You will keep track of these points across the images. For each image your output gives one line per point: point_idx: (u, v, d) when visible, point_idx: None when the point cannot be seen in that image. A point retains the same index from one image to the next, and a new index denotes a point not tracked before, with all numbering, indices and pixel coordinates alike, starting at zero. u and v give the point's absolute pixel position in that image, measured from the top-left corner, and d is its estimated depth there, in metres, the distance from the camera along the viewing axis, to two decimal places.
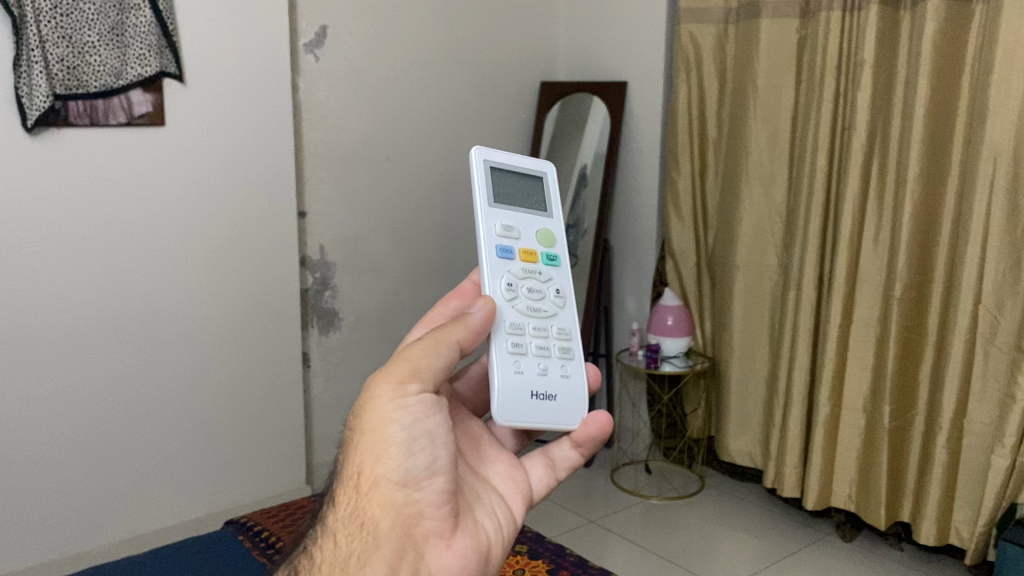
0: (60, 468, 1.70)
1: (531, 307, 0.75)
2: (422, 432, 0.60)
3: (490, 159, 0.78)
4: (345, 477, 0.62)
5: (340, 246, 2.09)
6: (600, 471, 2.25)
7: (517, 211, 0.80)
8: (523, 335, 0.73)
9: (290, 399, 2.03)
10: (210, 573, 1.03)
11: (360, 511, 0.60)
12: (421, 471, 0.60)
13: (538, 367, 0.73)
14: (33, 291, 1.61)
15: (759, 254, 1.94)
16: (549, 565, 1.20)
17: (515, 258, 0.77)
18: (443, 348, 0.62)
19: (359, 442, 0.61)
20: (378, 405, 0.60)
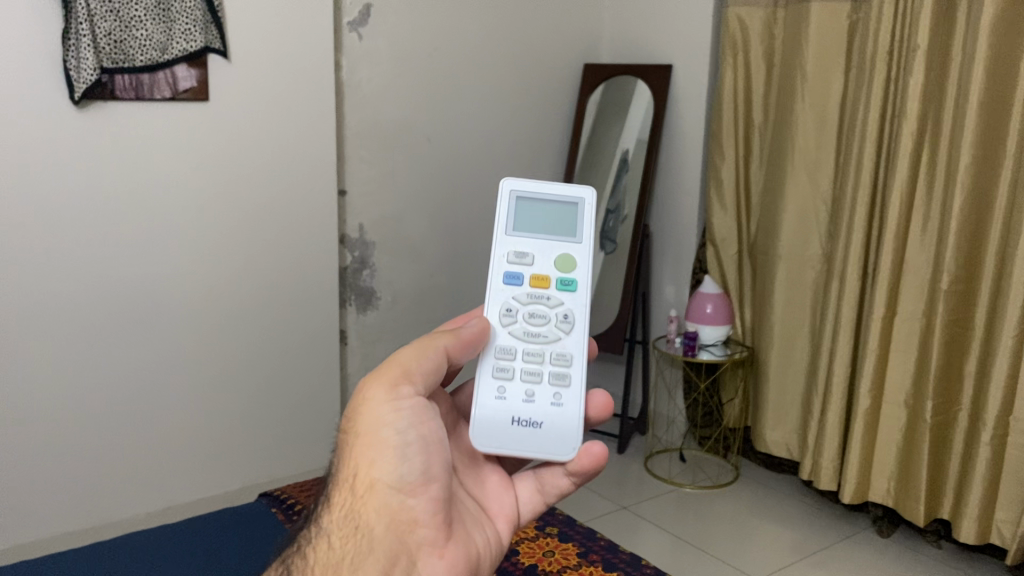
0: (101, 435, 1.73)
1: (528, 333, 0.77)
2: (416, 440, 0.66)
3: (519, 189, 0.81)
4: (341, 482, 0.66)
5: (379, 225, 2.09)
6: (633, 458, 2.24)
7: (541, 236, 0.81)
8: (513, 360, 0.76)
9: (326, 375, 2.04)
10: (242, 544, 1.04)
11: (357, 514, 0.64)
12: (416, 478, 0.65)
13: (523, 394, 0.75)
14: (78, 262, 1.64)
15: (803, 242, 1.90)
16: (579, 548, 1.19)
17: (523, 284, 0.79)
18: (432, 353, 0.69)
19: (355, 446, 0.66)
20: (374, 407, 0.66)
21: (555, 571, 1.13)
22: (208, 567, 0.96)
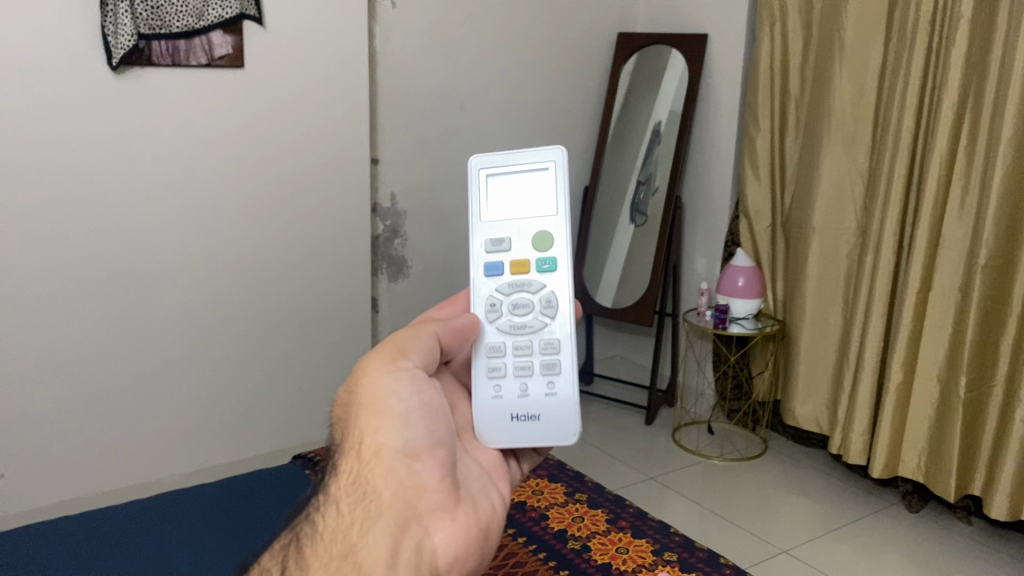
0: (137, 398, 1.77)
1: (515, 325, 0.76)
2: (419, 407, 0.64)
3: (489, 169, 0.80)
4: (343, 451, 0.63)
5: (411, 195, 2.10)
6: (661, 430, 2.24)
7: (516, 217, 0.80)
8: (504, 356, 0.75)
9: (357, 343, 2.06)
10: (278, 502, 1.06)
11: (364, 479, 0.61)
12: (421, 443, 0.63)
13: (518, 388, 0.74)
14: (116, 227, 1.66)
15: (838, 215, 1.89)
16: (608, 515, 1.20)
17: (504, 272, 0.79)
18: (424, 334, 0.69)
19: (356, 416, 0.63)
20: (375, 378, 0.64)
21: (584, 536, 1.14)
22: (242, 526, 0.98)
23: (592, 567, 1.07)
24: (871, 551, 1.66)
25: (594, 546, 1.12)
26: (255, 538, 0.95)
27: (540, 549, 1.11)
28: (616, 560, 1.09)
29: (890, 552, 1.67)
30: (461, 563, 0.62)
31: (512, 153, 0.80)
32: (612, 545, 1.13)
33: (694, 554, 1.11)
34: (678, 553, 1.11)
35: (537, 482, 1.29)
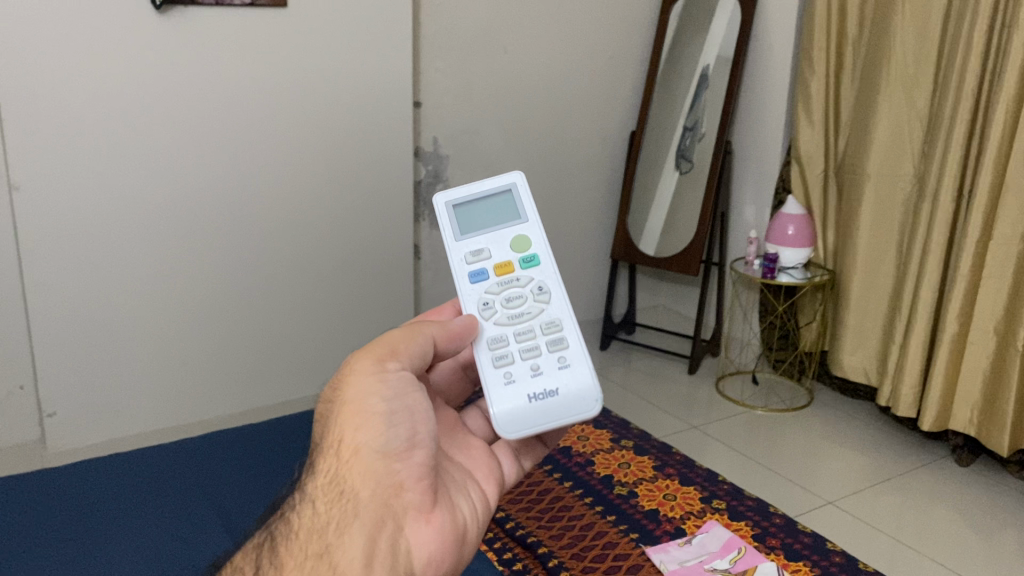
0: (185, 338, 1.79)
1: (512, 315, 0.71)
2: (403, 407, 0.62)
3: (452, 198, 0.76)
4: (320, 449, 0.61)
5: (454, 139, 2.08)
6: (704, 380, 2.22)
7: (490, 231, 0.76)
8: (508, 344, 0.70)
9: (402, 288, 2.06)
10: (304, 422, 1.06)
11: (340, 477, 0.59)
12: (400, 443, 0.60)
13: (529, 368, 0.68)
14: (162, 169, 1.67)
15: (894, 161, 1.83)
16: (655, 462, 1.19)
17: (490, 278, 0.73)
18: (419, 336, 0.65)
19: (336, 416, 0.61)
20: (359, 377, 0.62)
21: (631, 482, 1.14)
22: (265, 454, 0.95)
23: (640, 513, 1.07)
24: (918, 504, 1.64)
25: (641, 493, 1.12)
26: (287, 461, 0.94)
27: (587, 494, 1.11)
28: (664, 507, 1.09)
29: (939, 505, 1.64)
30: (439, 566, 0.60)
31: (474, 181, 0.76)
32: (659, 492, 1.12)
33: (743, 503, 1.10)
34: (726, 501, 1.11)
35: (581, 426, 1.28)
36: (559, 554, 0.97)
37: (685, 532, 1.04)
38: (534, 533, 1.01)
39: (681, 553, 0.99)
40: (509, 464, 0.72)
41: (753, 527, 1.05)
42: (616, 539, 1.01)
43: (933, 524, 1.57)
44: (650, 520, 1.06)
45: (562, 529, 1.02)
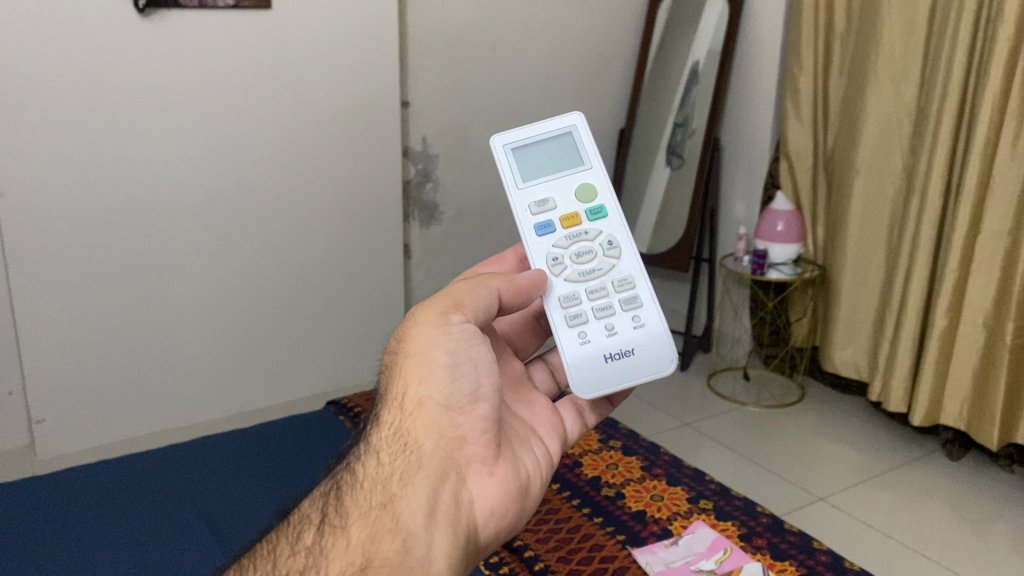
0: (173, 342, 1.78)
1: (584, 271, 0.74)
2: (469, 360, 0.64)
3: (513, 143, 0.80)
4: (387, 400, 0.64)
5: (442, 138, 2.07)
6: (696, 376, 2.22)
7: (551, 178, 0.79)
8: (581, 302, 0.74)
9: (392, 288, 2.06)
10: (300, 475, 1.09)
11: (405, 429, 0.61)
12: (466, 394, 0.63)
13: (605, 329, 0.73)
14: (148, 173, 1.66)
15: (883, 156, 1.83)
16: (643, 462, 1.19)
17: (557, 228, 0.76)
18: (487, 289, 0.67)
19: (403, 367, 0.64)
20: (425, 330, 0.64)
21: (618, 483, 1.13)
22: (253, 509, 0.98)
23: (627, 515, 1.07)
24: (909, 499, 1.64)
25: (629, 493, 1.11)
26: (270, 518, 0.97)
27: (575, 496, 1.10)
28: (651, 508, 1.08)
29: (930, 500, 1.64)
30: (500, 516, 0.62)
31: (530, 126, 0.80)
32: (646, 492, 1.12)
33: (730, 503, 1.10)
34: (713, 501, 1.10)
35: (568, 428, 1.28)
36: (546, 557, 0.97)
37: (672, 533, 1.03)
38: (522, 537, 1.00)
39: (667, 554, 0.99)
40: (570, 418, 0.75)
41: (740, 527, 1.05)
42: (603, 540, 1.01)
43: (924, 518, 1.58)
44: (636, 522, 1.06)
45: (549, 532, 1.02)
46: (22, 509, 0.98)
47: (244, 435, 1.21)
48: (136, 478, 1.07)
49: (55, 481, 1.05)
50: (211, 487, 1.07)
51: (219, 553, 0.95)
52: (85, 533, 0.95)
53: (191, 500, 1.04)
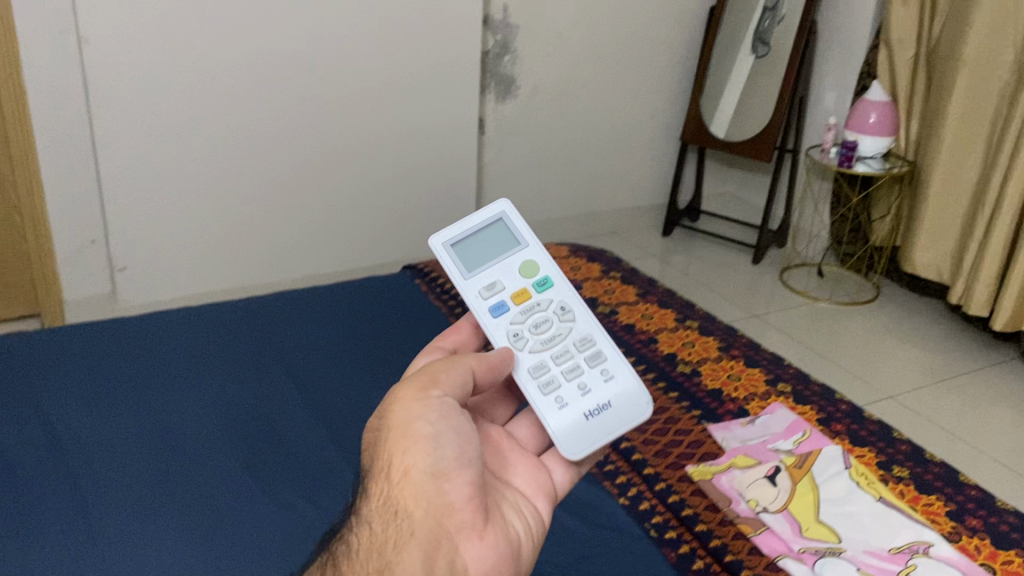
0: (248, 201, 1.81)
1: (544, 340, 0.68)
2: (451, 429, 0.57)
3: (446, 240, 0.73)
4: (370, 475, 0.58)
5: (523, 8, 1.99)
6: (768, 270, 2.18)
7: (493, 264, 0.72)
8: (549, 369, 0.66)
9: (465, 162, 2.03)
10: (380, 339, 1.17)
11: (392, 500, 0.55)
12: (451, 462, 0.56)
13: (578, 387, 0.65)
14: (225, 28, 1.64)
15: (994, 47, 1.71)
16: (720, 343, 1.17)
17: (511, 306, 0.69)
18: (461, 364, 0.61)
19: (380, 444, 0.57)
20: (402, 405, 0.58)
21: (695, 360, 1.12)
22: (349, 372, 1.09)
23: (703, 391, 1.06)
24: (980, 403, 1.61)
25: (706, 372, 1.10)
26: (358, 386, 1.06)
27: (651, 371, 1.10)
28: (728, 387, 1.07)
29: (1002, 406, 1.61)
30: None
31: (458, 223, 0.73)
32: (723, 371, 1.10)
33: (808, 389, 1.08)
34: (792, 385, 1.09)
35: (645, 305, 1.26)
36: (623, 427, 0.99)
37: (749, 413, 1.03)
38: None
39: (743, 431, 0.99)
40: (558, 472, 0.66)
41: (818, 411, 1.03)
42: (678, 415, 1.02)
43: (994, 423, 1.55)
44: (712, 399, 1.05)
45: None
46: (135, 370, 1.06)
47: (329, 302, 1.25)
48: (233, 343, 1.13)
49: (157, 335, 1.14)
50: (295, 345, 1.14)
51: (304, 409, 1.01)
52: (191, 394, 1.02)
53: (283, 365, 1.09)
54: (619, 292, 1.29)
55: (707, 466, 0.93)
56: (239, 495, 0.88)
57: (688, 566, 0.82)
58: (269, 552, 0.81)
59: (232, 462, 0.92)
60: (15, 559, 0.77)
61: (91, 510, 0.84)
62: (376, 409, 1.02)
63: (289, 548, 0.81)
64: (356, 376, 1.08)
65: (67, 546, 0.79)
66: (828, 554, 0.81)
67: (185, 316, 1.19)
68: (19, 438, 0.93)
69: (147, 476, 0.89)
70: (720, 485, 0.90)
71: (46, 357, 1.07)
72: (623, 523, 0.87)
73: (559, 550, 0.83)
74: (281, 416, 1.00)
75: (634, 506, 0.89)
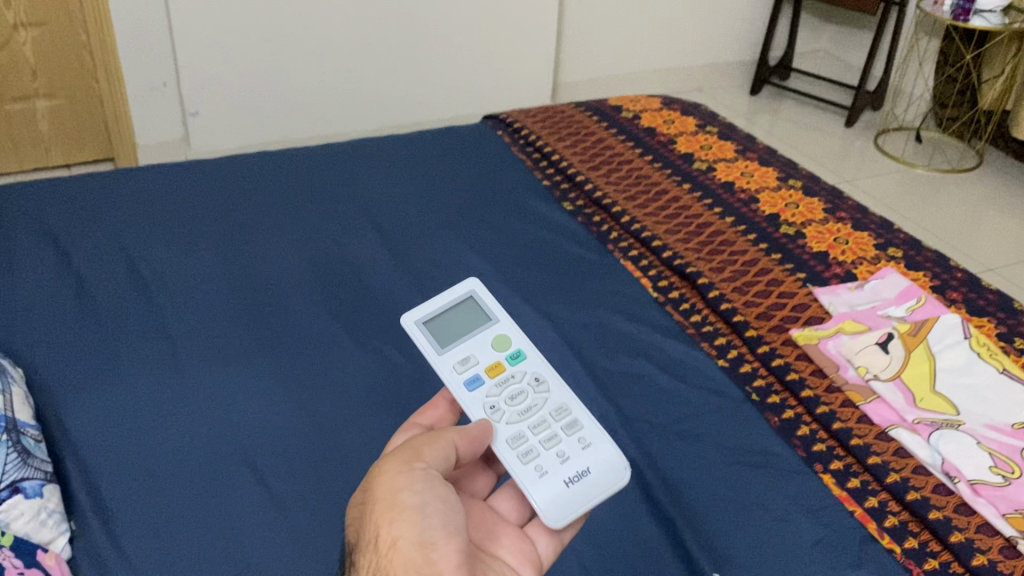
0: (321, 47, 1.74)
1: (521, 412, 0.55)
2: (440, 498, 0.46)
3: (418, 318, 0.62)
4: (354, 551, 0.46)
5: None
6: (861, 134, 2.06)
7: (464, 340, 0.61)
8: (526, 439, 0.54)
9: (545, 10, 1.91)
10: (468, 192, 1.11)
11: (379, 575, 0.44)
12: (441, 532, 0.45)
13: (555, 455, 0.53)
14: None
15: None
16: (826, 205, 1.09)
17: (485, 379, 0.58)
18: (444, 437, 0.50)
19: (364, 518, 0.46)
20: (385, 473, 0.47)
21: (798, 222, 1.05)
22: (440, 226, 1.04)
23: (807, 254, 1.00)
24: None
25: (810, 234, 1.03)
26: (450, 241, 1.02)
27: (752, 232, 1.03)
28: (835, 251, 1.01)
29: None
30: None
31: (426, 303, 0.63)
32: (829, 235, 1.03)
33: (921, 255, 1.01)
34: (903, 251, 1.02)
35: (744, 162, 1.18)
36: (723, 290, 0.94)
37: (857, 278, 0.96)
38: (696, 265, 0.97)
39: (852, 296, 0.93)
40: (544, 544, 0.53)
41: (932, 279, 0.97)
42: (780, 277, 0.96)
43: None
44: (817, 262, 0.99)
45: (725, 264, 0.98)
46: (215, 213, 1.03)
47: (410, 151, 1.21)
48: (313, 189, 1.10)
49: (242, 180, 1.10)
50: (378, 195, 1.09)
51: (392, 263, 0.98)
52: (273, 239, 1.00)
53: (365, 213, 1.06)
54: (716, 148, 1.21)
55: (813, 331, 0.88)
56: (327, 341, 0.86)
57: (792, 433, 0.78)
58: (360, 397, 0.79)
59: (318, 308, 0.90)
60: (107, 396, 0.77)
61: (179, 352, 0.82)
62: (462, 259, 0.99)
63: (378, 396, 0.79)
64: (446, 229, 1.04)
65: (158, 386, 0.78)
66: (945, 427, 0.76)
67: (264, 160, 1.16)
68: (103, 277, 0.91)
69: (233, 320, 0.87)
70: (827, 350, 0.85)
71: (126, 198, 1.05)
72: (723, 386, 0.83)
73: (656, 408, 0.80)
74: (364, 264, 0.97)
75: (734, 369, 0.85)
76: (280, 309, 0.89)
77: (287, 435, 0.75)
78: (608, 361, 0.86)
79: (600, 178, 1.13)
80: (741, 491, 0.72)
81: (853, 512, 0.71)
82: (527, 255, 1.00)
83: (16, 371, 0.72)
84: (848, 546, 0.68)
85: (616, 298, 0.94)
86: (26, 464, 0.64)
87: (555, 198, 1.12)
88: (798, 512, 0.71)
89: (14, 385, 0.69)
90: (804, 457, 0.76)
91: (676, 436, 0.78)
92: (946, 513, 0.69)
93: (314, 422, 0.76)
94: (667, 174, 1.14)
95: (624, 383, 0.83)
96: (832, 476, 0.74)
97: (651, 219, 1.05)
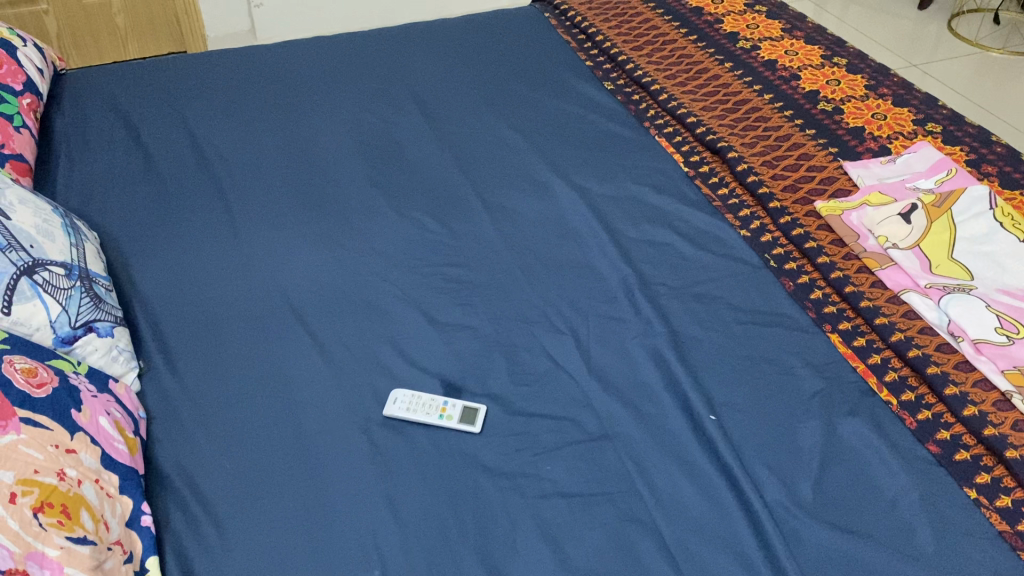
0: None
1: (412, 406, 0.70)
2: None
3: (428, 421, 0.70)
4: None
5: None
6: (934, 18, 1.98)
7: (407, 402, 0.70)
8: (428, 403, 0.70)
9: None
10: (511, 73, 1.14)
11: None
12: None
13: (432, 411, 0.70)
14: None
15: None
16: (868, 82, 1.09)
17: (412, 400, 0.71)
18: None
19: None
20: None
21: (838, 99, 1.06)
22: (481, 106, 1.08)
23: (843, 129, 1.01)
24: None
25: (848, 111, 1.04)
26: (491, 120, 1.06)
27: (789, 108, 1.04)
28: (871, 127, 1.01)
29: None
30: None
31: (426, 418, 0.70)
32: (868, 112, 1.04)
33: (961, 129, 1.00)
34: (943, 126, 1.01)
35: (789, 41, 1.17)
36: (752, 163, 0.96)
37: (891, 153, 0.97)
38: (727, 140, 0.99)
39: (883, 170, 0.94)
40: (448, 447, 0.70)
41: (968, 153, 0.96)
42: (812, 152, 0.98)
43: None
44: (852, 137, 1.00)
45: (757, 139, 1.00)
46: (269, 95, 1.09)
47: (459, 34, 1.24)
48: (361, 70, 1.15)
49: (296, 66, 1.15)
50: (423, 78, 1.13)
51: (433, 140, 1.02)
52: (322, 117, 1.05)
53: (409, 93, 1.10)
54: (763, 27, 1.20)
55: (838, 203, 0.90)
56: (369, 210, 0.92)
57: (806, 295, 0.81)
58: (397, 260, 0.86)
59: (360, 180, 0.96)
60: (170, 257, 0.85)
61: (234, 217, 0.90)
62: (500, 136, 1.03)
63: (412, 261, 0.85)
64: (485, 109, 1.07)
65: (215, 248, 0.86)
66: (957, 290, 0.78)
67: (317, 45, 1.21)
68: (168, 153, 0.99)
69: (282, 190, 0.94)
70: (849, 222, 0.87)
71: (191, 82, 1.12)
72: (744, 254, 0.86)
73: (676, 273, 0.84)
74: (406, 141, 1.02)
75: (756, 238, 0.88)
76: (326, 180, 0.96)
77: (328, 292, 0.82)
78: (633, 230, 0.89)
79: (642, 57, 1.15)
80: (748, 347, 0.76)
81: (856, 367, 0.74)
82: (563, 131, 1.04)
83: (91, 232, 0.81)
84: (847, 398, 0.72)
85: (648, 173, 0.97)
86: (98, 308, 0.72)
87: (597, 78, 1.14)
88: (803, 367, 0.74)
89: (87, 242, 0.78)
90: (814, 318, 0.79)
91: (693, 298, 0.81)
92: (945, 368, 0.72)
93: (354, 283, 0.83)
94: (710, 53, 1.15)
95: (647, 250, 0.87)
96: (839, 335, 0.77)
97: (688, 96, 1.07)
